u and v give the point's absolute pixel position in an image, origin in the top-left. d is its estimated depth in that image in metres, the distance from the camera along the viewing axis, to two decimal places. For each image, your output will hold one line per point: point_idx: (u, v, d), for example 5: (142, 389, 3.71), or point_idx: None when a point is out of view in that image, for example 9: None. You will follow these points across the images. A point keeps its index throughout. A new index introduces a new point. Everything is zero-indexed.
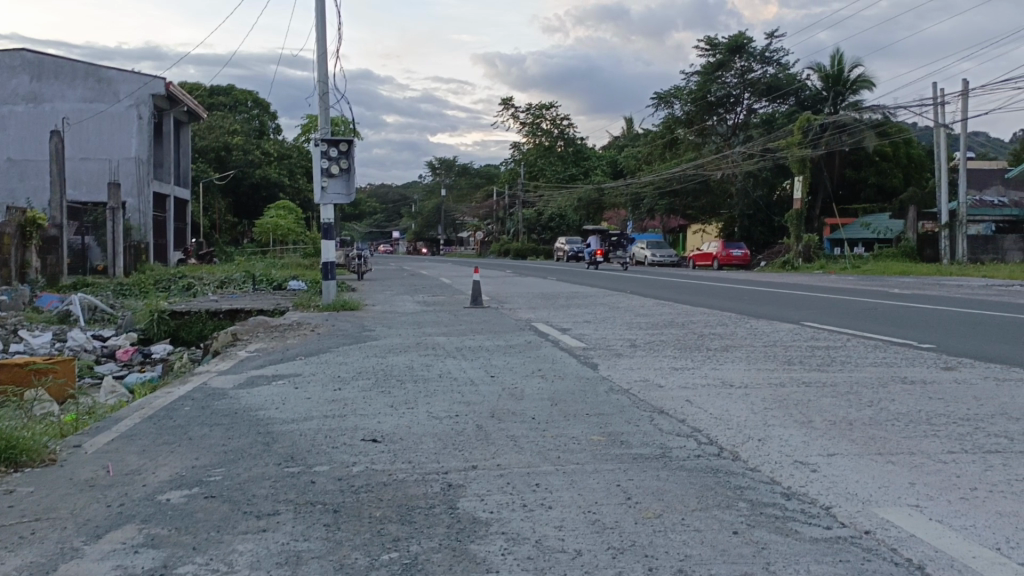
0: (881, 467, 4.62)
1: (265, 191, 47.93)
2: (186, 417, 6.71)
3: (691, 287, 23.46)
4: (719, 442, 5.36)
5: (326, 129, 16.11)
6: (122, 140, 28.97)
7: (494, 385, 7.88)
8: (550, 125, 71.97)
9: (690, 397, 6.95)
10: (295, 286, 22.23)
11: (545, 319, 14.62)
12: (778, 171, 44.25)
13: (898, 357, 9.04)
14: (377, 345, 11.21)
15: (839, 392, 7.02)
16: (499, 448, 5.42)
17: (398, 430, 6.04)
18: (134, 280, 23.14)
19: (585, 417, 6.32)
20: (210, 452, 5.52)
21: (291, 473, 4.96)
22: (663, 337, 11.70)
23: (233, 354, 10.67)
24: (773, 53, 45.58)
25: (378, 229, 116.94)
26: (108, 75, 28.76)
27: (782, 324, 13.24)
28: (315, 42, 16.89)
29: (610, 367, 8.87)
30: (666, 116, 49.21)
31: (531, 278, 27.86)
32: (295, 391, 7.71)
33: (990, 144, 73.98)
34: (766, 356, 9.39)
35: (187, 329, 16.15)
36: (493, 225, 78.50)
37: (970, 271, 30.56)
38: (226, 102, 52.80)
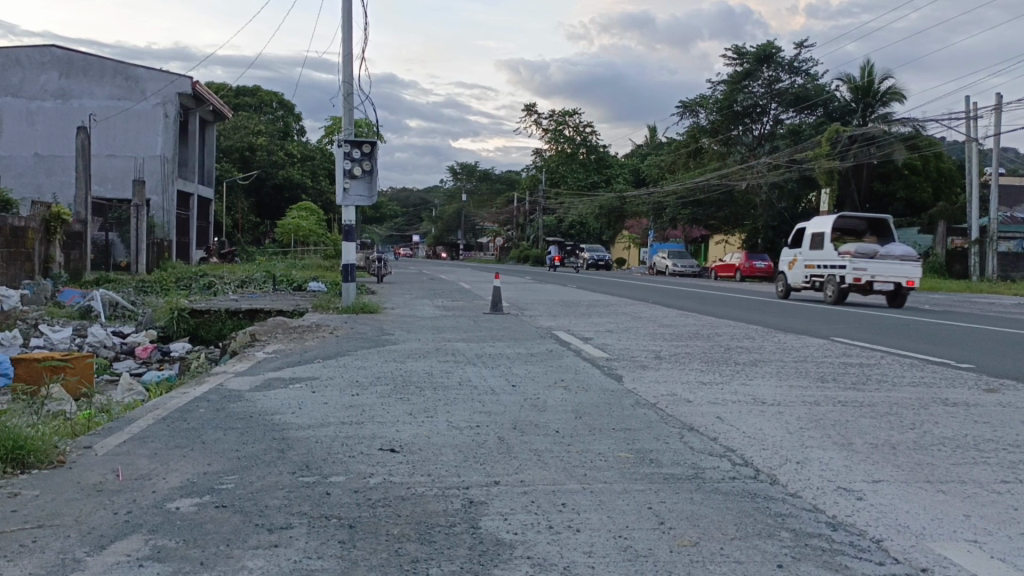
0: (932, 497, 4.34)
1: (288, 191, 48.07)
2: (200, 419, 6.52)
3: (714, 298, 23.10)
4: (755, 463, 5.09)
5: (351, 130, 15.95)
6: (148, 138, 29.11)
7: (516, 394, 7.64)
8: (572, 132, 71.77)
9: (721, 414, 6.68)
10: (314, 287, 22.15)
11: (567, 327, 14.34)
12: (804, 183, 43.75)
13: (936, 377, 8.71)
14: (397, 350, 11.02)
15: (878, 413, 6.74)
16: (522, 463, 5.18)
17: (417, 439, 5.82)
18: (155, 277, 23.15)
19: (611, 432, 6.05)
20: (223, 458, 5.32)
21: (306, 483, 4.75)
22: (689, 348, 11.40)
23: (251, 356, 10.51)
24: (801, 63, 45.11)
25: (398, 233, 117.11)
26: (136, 73, 28.90)
27: (810, 338, 12.88)
28: (342, 43, 16.78)
29: (635, 379, 8.60)
30: (690, 125, 48.84)
31: (551, 286, 27.60)
32: (312, 395, 7.50)
33: (1018, 160, 73.06)
34: (798, 372, 9.07)
35: (206, 328, 16.05)
36: (513, 231, 78.33)
37: (1000, 289, 29.91)
38: (252, 102, 53.07)
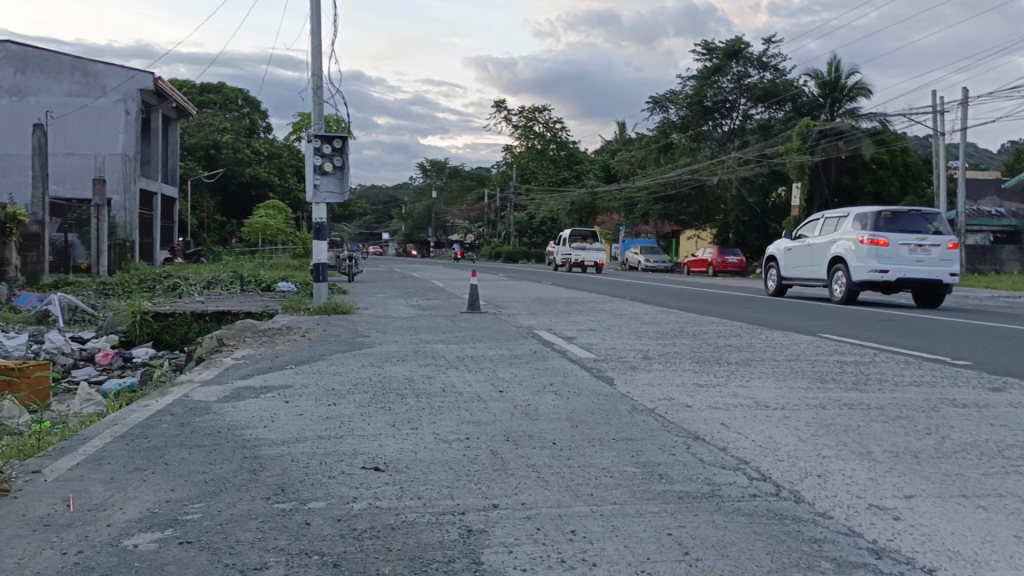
0: (974, 516, 3.94)
1: (255, 189, 47.11)
2: (162, 436, 5.96)
3: (692, 293, 22.76)
4: (775, 478, 4.67)
5: (321, 125, 15.37)
6: (108, 135, 28.17)
7: (505, 401, 7.19)
8: (542, 129, 71.17)
9: (725, 420, 6.29)
10: (284, 287, 21.55)
11: (547, 327, 13.89)
12: (774, 178, 43.86)
13: (937, 375, 8.42)
14: (373, 353, 10.52)
15: (887, 416, 6.38)
16: (521, 481, 4.73)
17: (402, 456, 5.34)
18: (117, 279, 22.30)
19: (612, 443, 5.63)
20: (188, 482, 4.80)
21: (282, 512, 4.25)
22: (677, 348, 11.01)
23: (219, 362, 9.90)
24: (770, 58, 45.27)
25: (367, 231, 116.09)
26: (95, 69, 27.99)
27: (799, 335, 12.59)
28: (310, 36, 16.19)
29: (628, 382, 8.17)
30: (661, 120, 48.64)
31: (527, 283, 27.12)
32: (285, 406, 6.98)
33: (979, 155, 74.07)
34: (795, 372, 8.71)
35: (171, 331, 15.37)
36: (485, 227, 77.86)
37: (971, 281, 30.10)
38: (217, 99, 51.99)
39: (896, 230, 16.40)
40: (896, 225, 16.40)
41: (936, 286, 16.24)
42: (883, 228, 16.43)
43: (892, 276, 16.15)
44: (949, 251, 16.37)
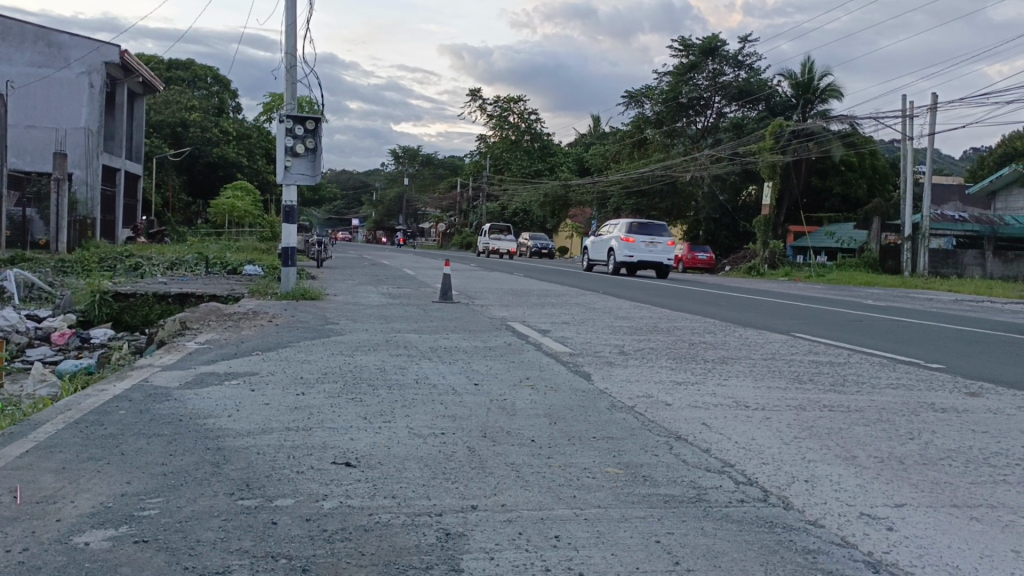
0: (968, 528, 3.82)
1: (222, 170, 46.19)
2: (120, 424, 5.66)
3: (665, 289, 22.66)
4: (761, 482, 4.50)
5: (294, 106, 14.97)
6: (71, 108, 27.35)
7: (481, 395, 6.98)
8: (517, 119, 70.63)
9: (706, 420, 6.13)
10: (250, 271, 21.10)
11: (520, 319, 13.67)
12: (746, 176, 44.05)
13: (912, 379, 8.34)
14: (343, 341, 10.22)
15: (868, 420, 6.27)
16: (500, 482, 4.52)
17: (375, 451, 5.11)
18: (77, 256, 21.64)
19: (593, 442, 5.45)
20: (147, 474, 4.53)
21: (246, 509, 3.99)
22: (651, 344, 10.87)
23: (181, 346, 9.53)
24: (745, 57, 45.40)
25: (336, 217, 114.91)
26: (58, 39, 27.13)
27: (773, 334, 12.50)
28: (284, 14, 15.76)
29: (605, 378, 7.99)
30: (636, 115, 48.58)
31: (498, 273, 26.88)
32: (251, 394, 6.71)
33: (945, 162, 75.14)
34: (772, 372, 8.60)
35: (131, 312, 14.89)
36: (456, 216, 77.32)
37: (935, 284, 30.46)
38: (185, 77, 50.92)
39: (640, 232, 27.01)
40: (642, 230, 27.16)
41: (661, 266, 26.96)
42: (633, 231, 27.19)
43: (634, 259, 26.87)
44: (670, 247, 27.11)
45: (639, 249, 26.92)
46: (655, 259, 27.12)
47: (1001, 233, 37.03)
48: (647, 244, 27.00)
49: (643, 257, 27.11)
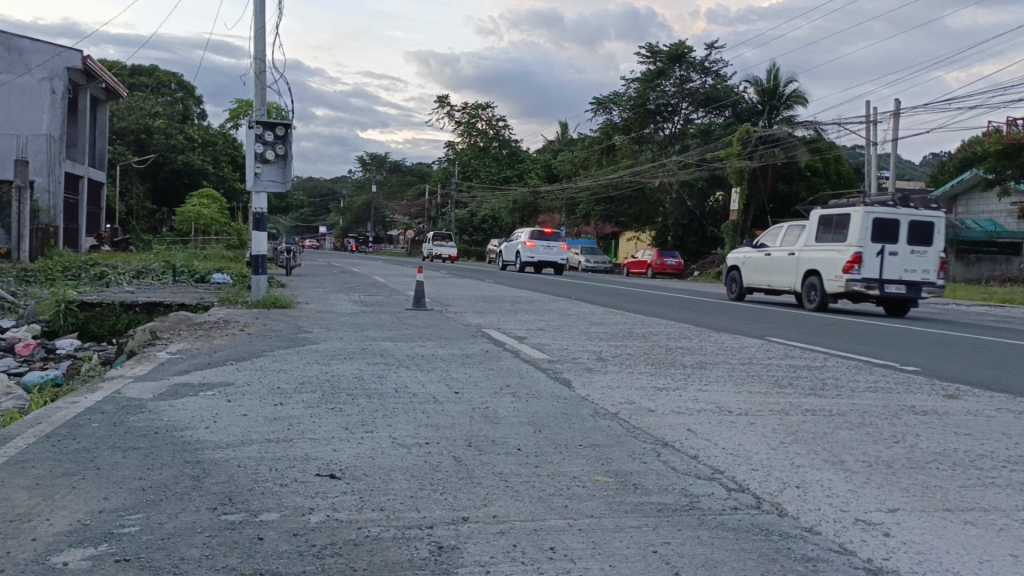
0: (964, 532, 3.85)
1: (188, 177, 45.54)
2: (93, 437, 5.48)
3: (637, 294, 22.71)
4: (753, 489, 4.48)
5: (263, 111, 14.78)
6: (32, 115, 26.78)
7: (462, 403, 6.90)
8: (485, 126, 70.56)
9: (691, 426, 6.11)
10: (219, 279, 20.79)
11: (496, 325, 13.61)
12: (714, 182, 44.44)
13: (890, 382, 8.41)
14: (317, 350, 10.08)
15: (853, 423, 6.30)
16: (490, 492, 4.44)
17: (360, 462, 5.00)
18: (40, 265, 21.18)
19: (580, 449, 5.39)
20: (126, 489, 4.38)
21: (231, 524, 3.87)
22: (630, 349, 10.86)
23: (152, 357, 9.30)
24: (712, 64, 45.82)
25: (303, 224, 113.93)
26: (19, 44, 26.60)
27: (747, 338, 12.57)
28: (253, 19, 15.57)
29: (586, 385, 7.94)
30: (604, 122, 48.81)
31: (470, 280, 26.73)
32: (228, 405, 6.54)
33: (907, 168, 76.46)
34: (752, 376, 8.62)
35: (98, 322, 14.56)
36: (425, 223, 77.06)
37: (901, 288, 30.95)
38: (149, 83, 50.18)
39: (542, 238, 35.89)
40: (543, 237, 36.05)
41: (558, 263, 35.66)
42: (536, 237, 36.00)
43: (537, 257, 35.66)
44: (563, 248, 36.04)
45: (539, 250, 35.56)
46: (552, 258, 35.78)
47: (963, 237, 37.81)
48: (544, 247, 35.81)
49: (544, 257, 36.03)
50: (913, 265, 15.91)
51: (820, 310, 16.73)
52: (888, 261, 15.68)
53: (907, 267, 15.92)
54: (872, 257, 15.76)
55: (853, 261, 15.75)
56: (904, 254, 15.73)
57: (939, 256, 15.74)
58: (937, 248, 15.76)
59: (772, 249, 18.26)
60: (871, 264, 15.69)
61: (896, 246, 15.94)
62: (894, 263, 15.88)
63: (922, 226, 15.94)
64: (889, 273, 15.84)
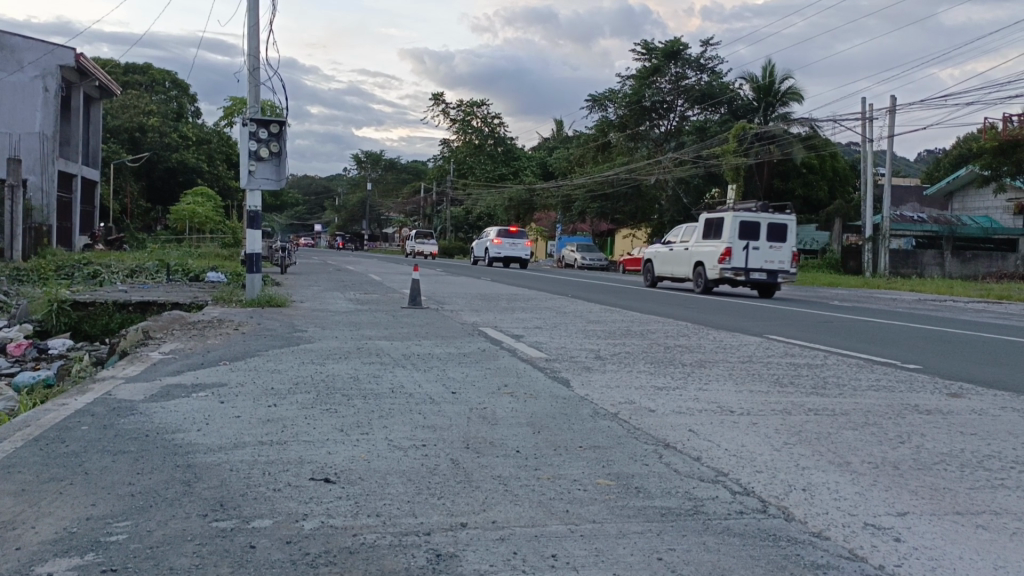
0: (976, 537, 3.77)
1: (182, 175, 45.32)
2: (82, 440, 5.36)
3: (634, 292, 22.62)
4: (758, 492, 4.37)
5: (257, 108, 14.65)
6: (25, 113, 26.59)
7: (459, 404, 6.78)
8: (480, 123, 70.37)
9: (693, 427, 6.00)
10: (214, 278, 20.64)
11: (492, 324, 13.51)
12: (709, 179, 44.37)
13: (892, 380, 8.32)
14: (313, 349, 9.95)
15: (856, 423, 6.20)
16: (489, 496, 4.33)
17: (355, 466, 4.88)
18: (33, 265, 21.01)
19: (580, 451, 5.28)
20: (115, 495, 4.25)
21: (222, 532, 3.75)
22: (628, 348, 10.76)
23: (144, 357, 9.17)
24: (707, 61, 45.72)
25: (298, 222, 113.61)
26: (11, 42, 26.42)
27: (747, 336, 12.48)
28: (247, 15, 15.44)
29: (585, 384, 7.83)
30: (599, 119, 48.69)
31: (465, 278, 26.61)
32: (221, 407, 6.41)
33: (902, 165, 76.43)
34: (752, 375, 8.52)
35: (91, 322, 14.41)
36: (420, 221, 76.90)
37: (897, 284, 30.90)
38: (142, 81, 49.94)
39: (508, 236, 39.67)
40: (509, 236, 39.82)
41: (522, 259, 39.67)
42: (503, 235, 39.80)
43: (503, 254, 39.60)
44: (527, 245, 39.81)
45: (507, 247, 39.58)
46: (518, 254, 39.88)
47: (958, 233, 37.84)
48: (511, 244, 39.78)
49: (510, 254, 39.86)
50: (772, 257, 20.32)
51: (705, 293, 21.03)
52: (751, 253, 20.03)
53: (767, 258, 20.32)
54: (739, 251, 20.16)
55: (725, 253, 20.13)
56: (764, 248, 20.08)
57: (792, 249, 20.13)
58: (790, 244, 20.13)
59: (674, 243, 22.53)
60: (737, 256, 20.05)
61: (759, 242, 20.37)
62: (757, 255, 20.27)
63: (779, 227, 20.31)
64: (753, 263, 20.24)
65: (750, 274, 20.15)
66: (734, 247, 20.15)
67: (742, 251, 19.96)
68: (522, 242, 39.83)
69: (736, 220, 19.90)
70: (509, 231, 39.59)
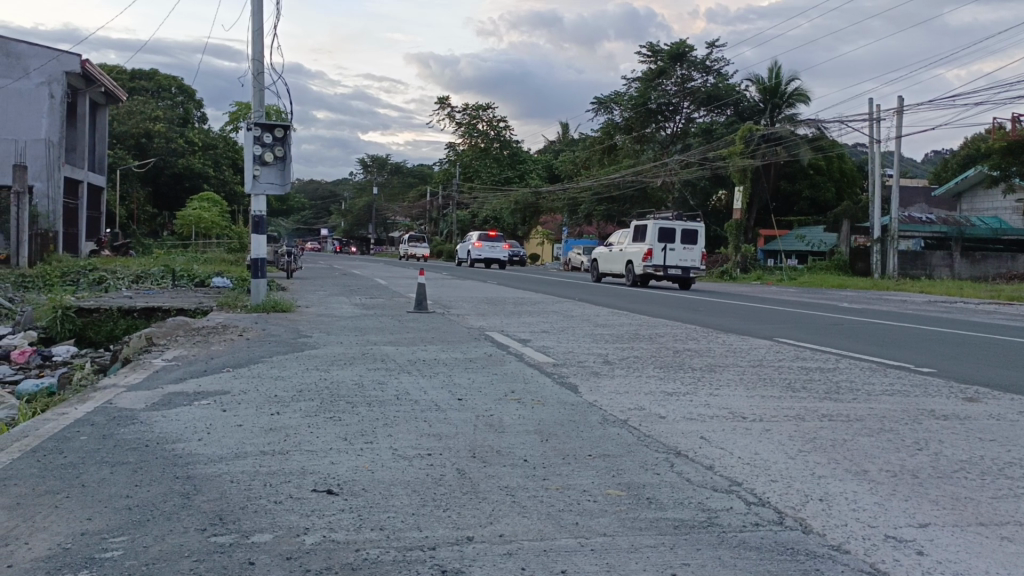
0: (1002, 550, 3.62)
1: (189, 180, 45.35)
2: (81, 451, 5.25)
3: (641, 295, 22.46)
4: (774, 503, 4.23)
5: (261, 113, 14.54)
6: (30, 120, 26.56)
7: (465, 410, 6.66)
8: (486, 127, 70.32)
9: (705, 434, 5.85)
10: (219, 283, 20.58)
11: (499, 328, 13.38)
12: (716, 181, 44.18)
13: (907, 385, 8.14)
14: (317, 355, 9.84)
15: (871, 429, 6.05)
16: (496, 508, 4.20)
17: (358, 476, 4.75)
18: (39, 271, 20.97)
19: (588, 460, 5.15)
20: (112, 507, 4.14)
21: (220, 548, 3.63)
22: (636, 352, 10.61)
23: (147, 364, 9.07)
24: (713, 62, 45.53)
25: (305, 226, 113.74)
26: (17, 49, 26.41)
27: (756, 339, 12.33)
28: (250, 19, 15.34)
29: (593, 390, 7.68)
30: (605, 122, 48.51)
31: (471, 282, 26.48)
32: (223, 416, 6.30)
33: (910, 166, 76.02)
34: (764, 380, 8.35)
35: (95, 328, 14.33)
36: (426, 225, 76.83)
37: (906, 286, 30.66)
38: (149, 87, 50.03)
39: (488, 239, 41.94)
40: (490, 239, 42.09)
41: (501, 260, 41.89)
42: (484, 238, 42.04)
43: (484, 256, 41.86)
44: (507, 248, 42.02)
45: (487, 249, 41.86)
46: (496, 257, 42.02)
47: (967, 234, 37.53)
48: (491, 247, 42.01)
49: (490, 256, 42.14)
50: (687, 257, 24.06)
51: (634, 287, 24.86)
52: (669, 253, 23.72)
53: (682, 258, 23.96)
54: (659, 252, 23.93)
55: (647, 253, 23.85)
56: (679, 249, 23.71)
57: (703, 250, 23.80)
58: (701, 245, 23.85)
59: (614, 245, 26.37)
60: (657, 255, 23.82)
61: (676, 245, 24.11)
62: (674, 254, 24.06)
63: (692, 232, 24.10)
64: (671, 261, 24.00)
65: (667, 272, 23.75)
66: (654, 247, 23.81)
67: (660, 252, 23.54)
68: (500, 245, 42.07)
69: (655, 226, 23.49)
70: (489, 235, 41.95)
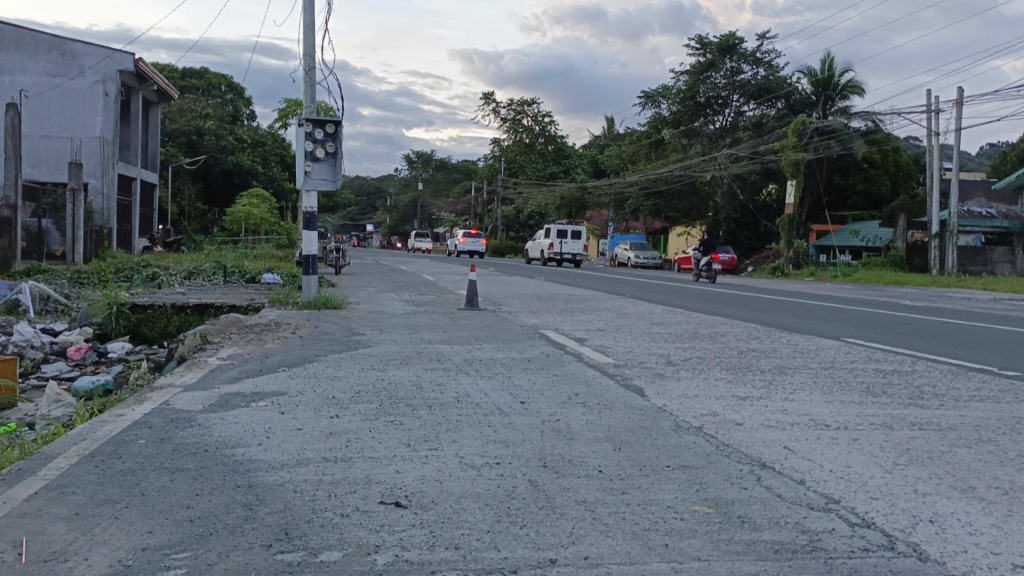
0: None
1: (238, 177, 45.89)
2: (139, 455, 5.10)
3: (693, 292, 21.93)
4: (880, 524, 3.88)
5: (312, 108, 14.44)
6: (86, 117, 26.99)
7: (530, 415, 6.38)
8: (531, 122, 70.04)
9: (789, 444, 5.49)
10: (269, 279, 20.64)
11: (553, 326, 13.11)
12: (766, 175, 43.23)
13: (996, 389, 7.65)
14: (370, 354, 9.65)
15: (969, 440, 5.61)
16: (576, 526, 3.91)
17: (427, 487, 4.51)
18: (94, 267, 21.27)
19: (668, 472, 4.83)
20: (173, 520, 3.94)
21: (288, 567, 3.41)
22: (698, 352, 10.23)
23: (203, 362, 8.98)
24: (764, 54, 44.41)
25: (351, 222, 114.85)
26: (73, 48, 26.83)
27: (821, 339, 11.84)
28: (302, 14, 15.26)
29: (661, 393, 7.34)
30: (653, 116, 47.81)
31: (519, 278, 26.15)
32: (282, 418, 6.12)
33: (966, 159, 73.75)
34: (839, 383, 7.91)
35: (149, 324, 14.39)
36: (470, 221, 76.90)
37: (968, 282, 29.56)
38: (199, 85, 50.76)
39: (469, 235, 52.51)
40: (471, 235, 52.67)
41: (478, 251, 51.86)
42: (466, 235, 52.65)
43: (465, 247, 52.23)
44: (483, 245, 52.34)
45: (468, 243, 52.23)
46: (476, 248, 54.13)
47: None
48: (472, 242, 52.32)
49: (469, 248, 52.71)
50: (576, 247, 39.08)
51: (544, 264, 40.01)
52: (564, 246, 38.70)
53: (573, 248, 38.70)
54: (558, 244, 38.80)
55: (552, 244, 38.74)
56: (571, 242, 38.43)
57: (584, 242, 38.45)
58: (583, 240, 38.55)
59: (538, 238, 41.01)
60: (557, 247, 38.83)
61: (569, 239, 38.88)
62: (569, 245, 39.14)
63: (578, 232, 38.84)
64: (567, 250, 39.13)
65: (564, 256, 38.62)
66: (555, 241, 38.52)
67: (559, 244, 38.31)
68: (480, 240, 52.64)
69: (555, 229, 38.48)
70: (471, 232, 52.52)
